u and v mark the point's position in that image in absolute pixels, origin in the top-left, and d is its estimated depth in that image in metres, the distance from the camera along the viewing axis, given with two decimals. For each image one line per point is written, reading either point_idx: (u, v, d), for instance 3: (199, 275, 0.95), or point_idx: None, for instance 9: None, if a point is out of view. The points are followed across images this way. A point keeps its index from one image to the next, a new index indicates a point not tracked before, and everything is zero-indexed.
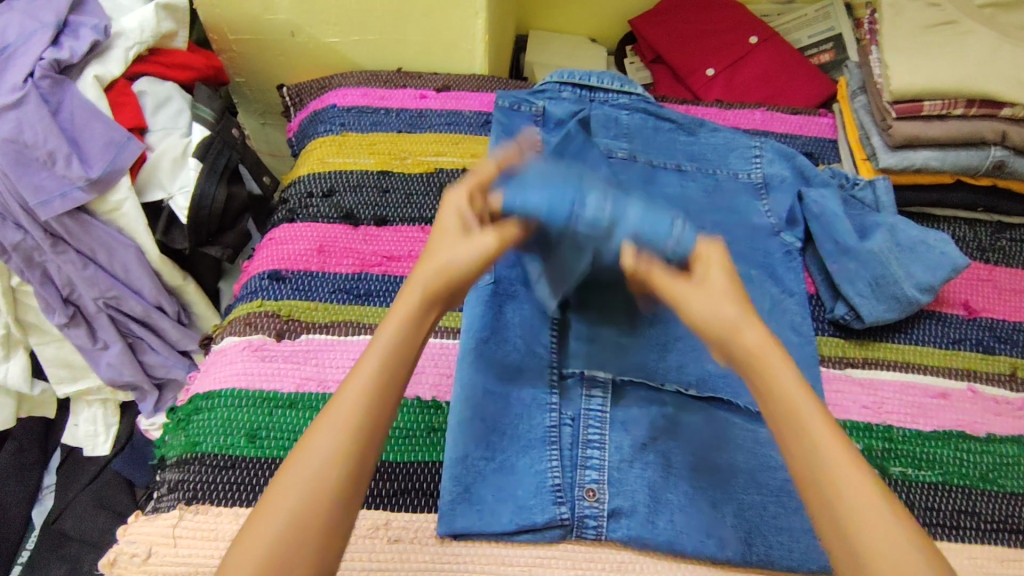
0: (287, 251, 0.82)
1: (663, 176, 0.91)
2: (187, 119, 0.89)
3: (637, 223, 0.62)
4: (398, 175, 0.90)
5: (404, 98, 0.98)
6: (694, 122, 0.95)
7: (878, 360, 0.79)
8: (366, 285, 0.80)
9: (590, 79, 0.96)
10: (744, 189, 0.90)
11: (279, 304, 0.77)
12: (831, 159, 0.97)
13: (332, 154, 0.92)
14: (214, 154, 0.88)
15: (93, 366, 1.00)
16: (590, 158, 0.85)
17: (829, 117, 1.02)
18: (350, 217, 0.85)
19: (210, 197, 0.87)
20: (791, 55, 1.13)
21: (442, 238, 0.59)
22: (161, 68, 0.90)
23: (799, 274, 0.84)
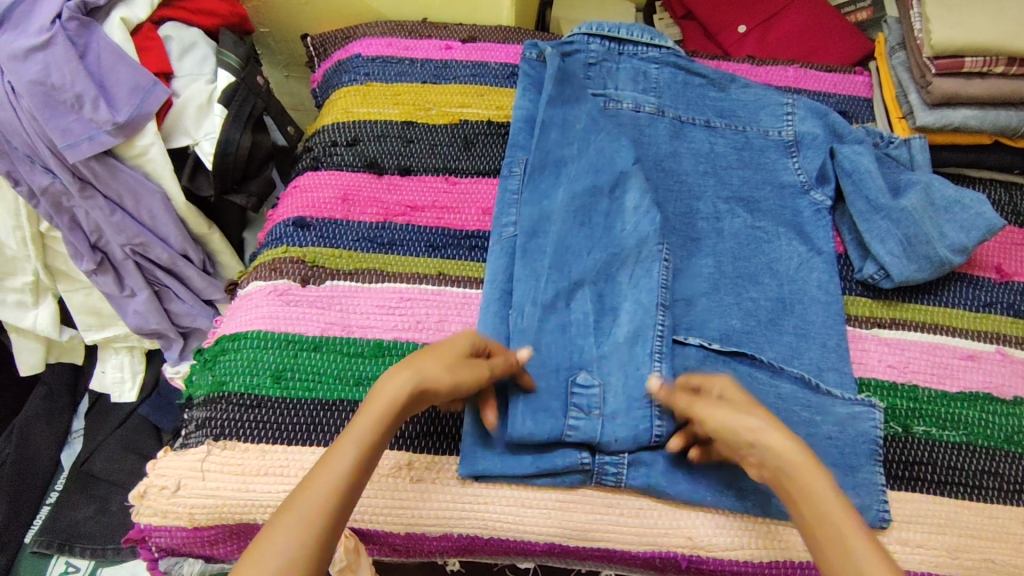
0: (312, 199, 0.82)
1: (690, 133, 0.90)
2: (212, 66, 0.88)
3: (623, 380, 0.69)
4: (422, 126, 0.89)
5: (430, 49, 0.97)
6: (725, 79, 0.93)
7: (906, 321, 0.77)
8: (390, 234, 0.80)
9: (619, 31, 0.94)
10: (774, 147, 0.89)
11: (304, 250, 0.78)
12: (865, 118, 0.95)
13: (357, 104, 0.91)
14: (239, 100, 0.87)
15: (121, 313, 1.02)
16: (581, 133, 0.83)
17: (865, 75, 0.99)
18: (374, 165, 0.85)
19: (235, 143, 0.85)
20: (827, 12, 1.10)
21: (436, 355, 0.61)
22: (186, 13, 0.90)
23: (828, 232, 0.82)
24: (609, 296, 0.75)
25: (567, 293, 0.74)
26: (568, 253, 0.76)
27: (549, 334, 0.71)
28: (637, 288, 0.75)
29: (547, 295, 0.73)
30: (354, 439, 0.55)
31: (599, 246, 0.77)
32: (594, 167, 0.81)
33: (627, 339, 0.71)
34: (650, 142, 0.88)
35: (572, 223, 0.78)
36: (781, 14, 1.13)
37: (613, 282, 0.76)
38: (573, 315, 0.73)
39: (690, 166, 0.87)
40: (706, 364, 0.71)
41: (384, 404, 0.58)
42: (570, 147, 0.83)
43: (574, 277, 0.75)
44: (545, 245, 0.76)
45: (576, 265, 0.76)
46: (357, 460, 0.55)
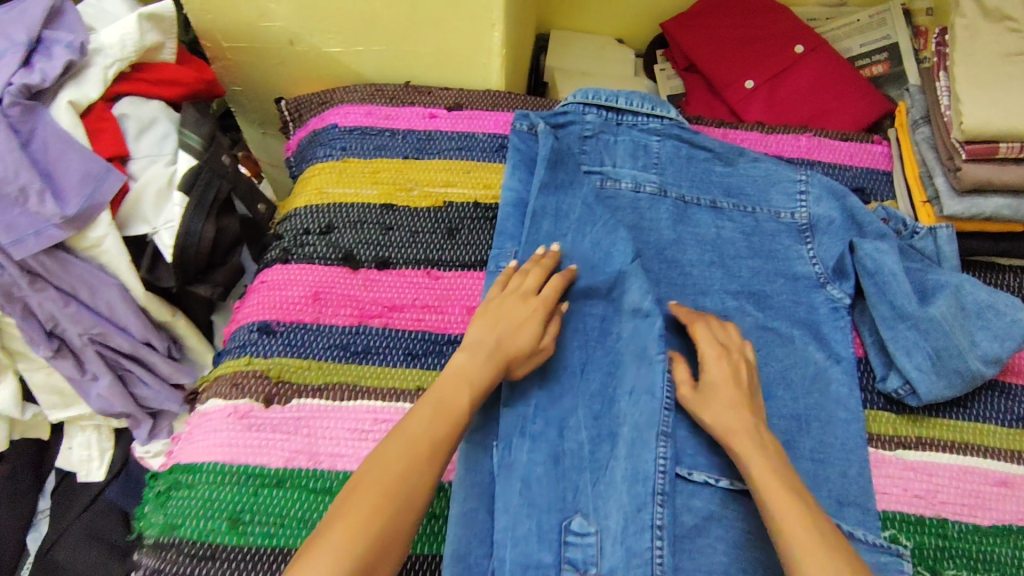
0: (280, 298, 0.75)
1: (695, 216, 0.83)
2: (172, 144, 0.81)
3: (620, 531, 0.64)
4: (402, 210, 0.82)
5: (412, 118, 0.90)
6: (732, 151, 0.85)
7: (932, 440, 0.70)
8: (365, 340, 0.73)
9: (617, 100, 0.86)
10: (786, 231, 0.82)
11: (268, 362, 0.70)
12: (885, 194, 0.88)
13: (332, 184, 0.84)
14: (202, 185, 0.79)
15: (83, 396, 0.94)
16: (569, 226, 0.78)
17: (884, 145, 0.91)
18: (349, 258, 0.77)
19: (197, 235, 0.77)
20: (841, 68, 1.02)
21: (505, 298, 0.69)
22: (144, 85, 0.82)
23: (847, 335, 0.75)
24: (606, 419, 0.70)
25: (558, 419, 0.70)
26: (558, 366, 0.72)
27: (540, 470, 0.67)
28: (638, 410, 0.68)
29: (536, 424, 0.69)
30: (399, 460, 0.55)
31: (596, 359, 0.73)
32: (587, 261, 0.77)
33: (626, 478, 0.66)
34: (651, 228, 0.81)
35: (563, 329, 0.74)
36: (792, 69, 1.05)
37: (613, 402, 0.70)
38: (567, 443, 0.69)
39: (694, 256, 0.80)
40: (713, 502, 0.65)
41: (428, 426, 0.58)
42: (562, 240, 0.77)
43: (564, 399, 0.71)
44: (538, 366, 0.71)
45: (566, 380, 0.72)
46: (404, 483, 0.54)
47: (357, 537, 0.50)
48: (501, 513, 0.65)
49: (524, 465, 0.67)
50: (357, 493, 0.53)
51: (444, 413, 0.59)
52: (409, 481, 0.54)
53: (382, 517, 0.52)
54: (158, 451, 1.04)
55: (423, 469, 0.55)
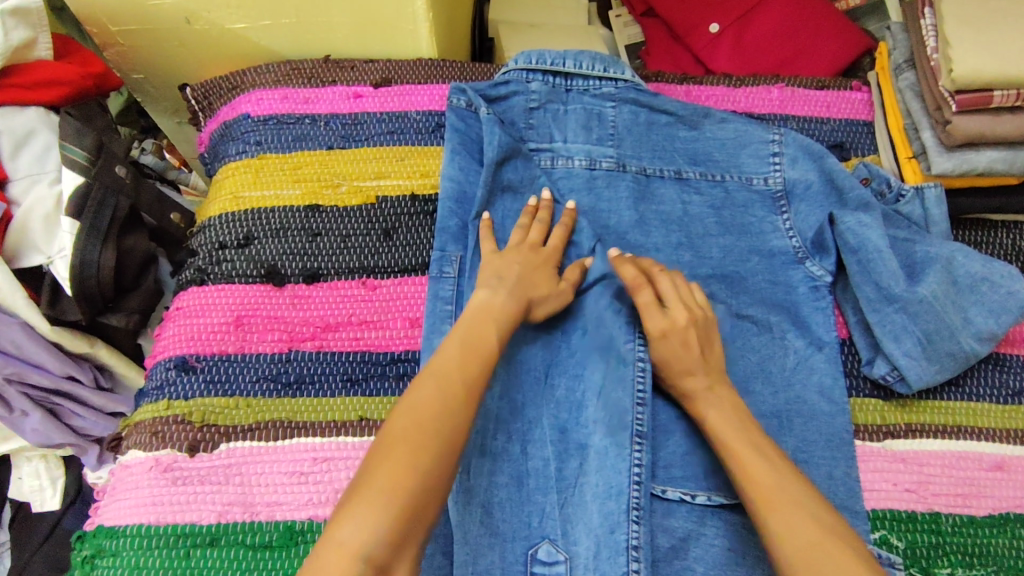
0: (196, 327, 0.66)
1: (659, 191, 0.74)
2: (56, 159, 0.71)
3: (592, 556, 0.58)
4: (330, 211, 0.73)
5: (335, 99, 0.79)
6: (696, 114, 0.76)
7: (923, 426, 0.65)
8: (298, 367, 0.65)
9: (564, 64, 0.76)
10: (760, 201, 0.74)
11: (190, 405, 0.63)
12: (867, 147, 0.79)
13: (248, 186, 0.74)
14: (96, 206, 0.69)
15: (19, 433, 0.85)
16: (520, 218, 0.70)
17: (864, 90, 0.82)
18: (274, 274, 0.69)
19: (95, 264, 0.68)
20: (811, 5, 0.94)
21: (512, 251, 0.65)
22: (20, 90, 0.71)
23: (829, 316, 0.68)
24: (574, 429, 0.62)
25: (521, 433, 0.62)
26: (521, 371, 0.64)
27: (502, 492, 0.60)
28: (605, 412, 0.62)
29: (497, 441, 0.62)
30: (436, 399, 0.50)
31: (561, 362, 0.65)
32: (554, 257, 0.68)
33: (597, 495, 0.59)
34: (611, 210, 0.73)
35: (526, 327, 0.66)
36: (759, 8, 0.96)
37: (582, 407, 0.63)
38: (531, 462, 0.61)
39: (660, 239, 0.72)
40: (691, 520, 0.60)
41: (460, 366, 0.53)
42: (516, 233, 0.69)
43: (529, 411, 0.63)
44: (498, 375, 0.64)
45: (528, 388, 0.64)
46: (439, 418, 0.49)
47: (406, 481, 0.45)
48: (459, 547, 0.58)
49: (484, 489, 0.60)
50: (396, 436, 0.48)
51: (476, 354, 0.54)
52: (447, 421, 0.49)
53: (436, 445, 0.48)
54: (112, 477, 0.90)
55: (461, 407, 0.50)
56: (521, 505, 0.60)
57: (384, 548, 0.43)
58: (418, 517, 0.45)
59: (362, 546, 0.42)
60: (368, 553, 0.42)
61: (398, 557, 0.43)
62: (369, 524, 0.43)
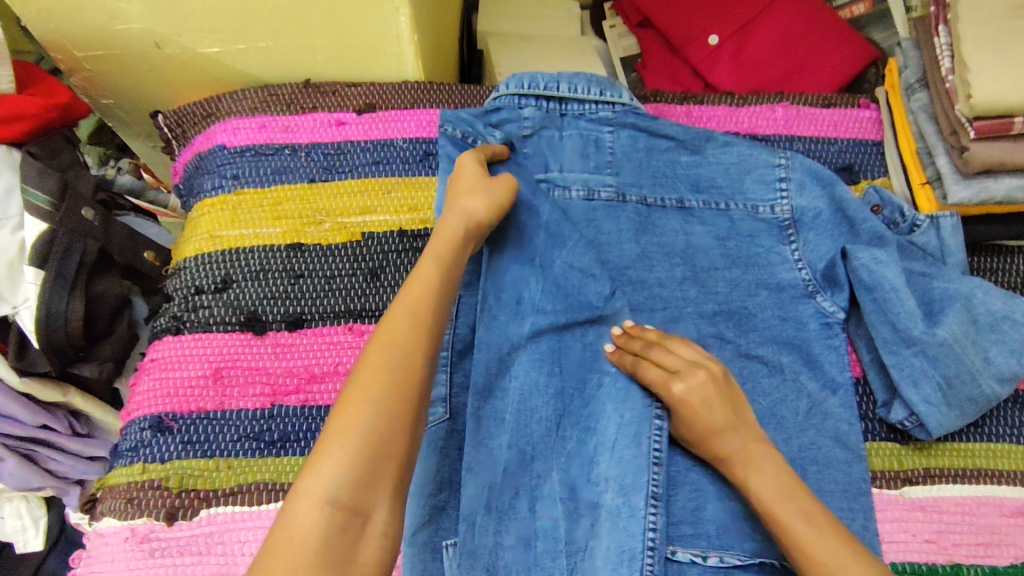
0: (172, 381, 0.62)
1: (661, 221, 0.70)
2: (19, 203, 0.65)
3: None
4: (313, 250, 0.69)
5: (315, 128, 0.75)
6: (698, 138, 0.72)
7: (942, 471, 0.63)
8: (282, 424, 0.61)
9: (558, 88, 0.71)
10: (767, 230, 0.70)
11: (167, 470, 0.59)
12: (876, 171, 0.76)
13: (224, 224, 0.69)
14: (61, 252, 0.65)
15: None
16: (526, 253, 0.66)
17: (872, 109, 0.79)
18: (254, 321, 0.65)
19: (62, 315, 0.64)
20: (814, 14, 0.90)
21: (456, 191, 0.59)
22: None
23: (842, 355, 0.65)
24: (586, 485, 0.59)
25: (529, 489, 0.59)
26: (522, 423, 0.61)
27: (509, 555, 0.57)
28: (619, 468, 0.58)
29: (505, 497, 0.58)
30: (395, 335, 0.47)
31: (573, 412, 0.61)
32: (562, 290, 0.64)
33: (608, 560, 0.55)
34: (611, 243, 0.69)
35: (537, 376, 0.62)
36: (761, 18, 0.92)
37: (594, 461, 0.59)
38: (540, 521, 0.58)
39: (663, 274, 0.68)
40: None
41: (419, 301, 0.50)
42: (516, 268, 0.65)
43: (537, 464, 0.59)
44: (505, 429, 0.60)
45: (539, 439, 0.60)
46: (404, 352, 0.47)
47: (366, 423, 0.43)
48: None
49: (490, 550, 0.57)
50: (355, 377, 0.45)
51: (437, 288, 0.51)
52: (408, 356, 0.46)
53: (400, 378, 0.45)
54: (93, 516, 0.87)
55: (421, 344, 0.47)
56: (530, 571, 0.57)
57: (351, 489, 0.41)
58: (386, 457, 0.43)
59: (327, 490, 0.40)
60: (335, 496, 0.40)
61: (372, 498, 0.41)
62: (330, 469, 0.41)
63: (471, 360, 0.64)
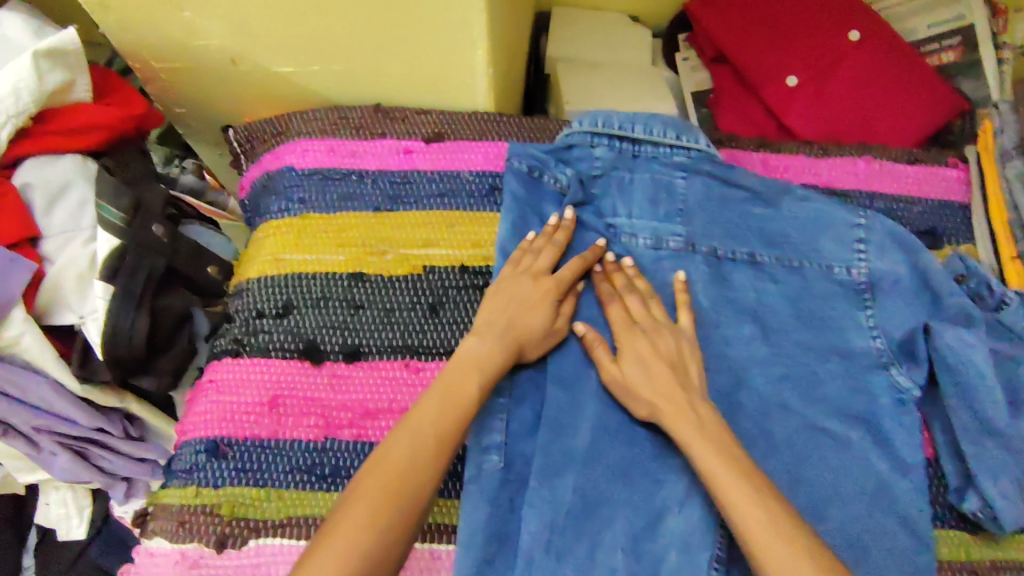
0: (229, 406, 0.62)
1: (731, 275, 0.68)
2: (91, 214, 0.67)
3: None
4: (374, 281, 0.68)
5: (383, 154, 0.74)
6: (774, 190, 0.70)
7: (1011, 564, 0.60)
8: (334, 459, 0.61)
9: (633, 128, 0.71)
10: (841, 292, 0.67)
11: (220, 496, 0.59)
12: (962, 235, 0.72)
13: (289, 248, 0.70)
14: (130, 269, 0.66)
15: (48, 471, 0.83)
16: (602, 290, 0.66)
17: (960, 168, 0.75)
18: (313, 350, 0.65)
19: (127, 332, 0.65)
20: (901, 60, 0.86)
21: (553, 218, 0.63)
22: (59, 137, 0.68)
23: (915, 432, 0.62)
24: (648, 540, 0.57)
25: (591, 535, 0.57)
26: (591, 466, 0.59)
27: None
28: (688, 525, 0.57)
29: (565, 539, 0.57)
30: (401, 458, 0.50)
31: (641, 463, 0.60)
32: None
33: None
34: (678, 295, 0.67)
35: (604, 428, 0.61)
36: (844, 60, 0.88)
37: (660, 518, 0.58)
38: (598, 570, 0.56)
39: (731, 332, 0.66)
40: None
41: (432, 403, 0.54)
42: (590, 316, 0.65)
43: (601, 510, 0.58)
44: (567, 478, 0.59)
45: (605, 486, 0.59)
46: (415, 464, 0.50)
47: (361, 526, 0.46)
48: None
49: None
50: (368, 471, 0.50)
51: (458, 394, 0.55)
52: (417, 468, 0.50)
53: (398, 494, 0.49)
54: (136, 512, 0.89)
55: (424, 466, 0.50)
56: None
57: None
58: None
59: None
60: None
61: None
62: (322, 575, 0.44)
63: (528, 408, 0.62)
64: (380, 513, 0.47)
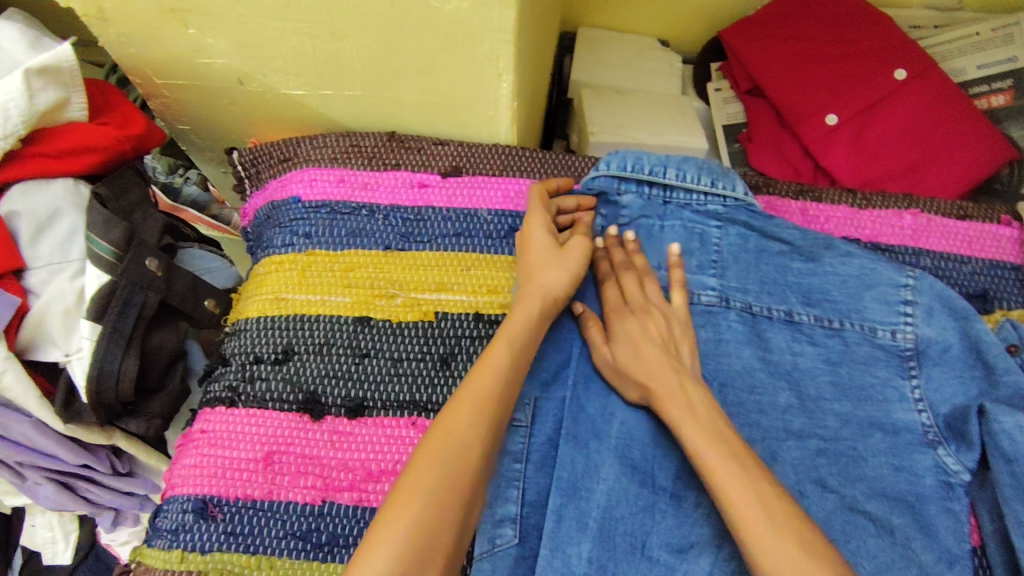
0: (220, 462, 0.58)
1: (767, 337, 0.63)
2: (80, 245, 0.63)
3: None
4: (381, 327, 0.64)
5: (396, 188, 0.70)
6: (816, 244, 0.65)
7: None
8: (331, 525, 0.56)
9: (665, 173, 0.66)
10: (884, 359, 0.62)
11: (207, 562, 0.55)
12: (1014, 298, 0.67)
13: (291, 287, 0.65)
14: (119, 306, 0.61)
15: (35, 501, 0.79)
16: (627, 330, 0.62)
17: (1014, 227, 0.70)
18: (313, 402, 0.60)
19: (114, 375, 0.60)
20: (951, 102, 0.81)
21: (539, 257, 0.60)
22: (48, 160, 0.64)
23: (960, 518, 0.57)
24: None
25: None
26: (613, 541, 0.54)
27: None
28: None
29: None
30: (452, 427, 0.48)
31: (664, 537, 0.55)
32: None
33: None
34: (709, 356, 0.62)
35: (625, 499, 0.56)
36: (889, 100, 0.83)
37: None
38: None
39: (765, 399, 0.61)
40: None
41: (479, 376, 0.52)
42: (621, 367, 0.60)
43: None
44: (578, 551, 0.54)
45: (622, 556, 0.54)
46: (465, 431, 0.48)
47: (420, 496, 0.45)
48: None
49: None
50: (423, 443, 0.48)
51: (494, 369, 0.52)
52: (467, 433, 0.48)
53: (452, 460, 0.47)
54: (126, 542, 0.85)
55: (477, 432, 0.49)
56: None
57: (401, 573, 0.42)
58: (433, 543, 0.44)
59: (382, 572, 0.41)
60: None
61: None
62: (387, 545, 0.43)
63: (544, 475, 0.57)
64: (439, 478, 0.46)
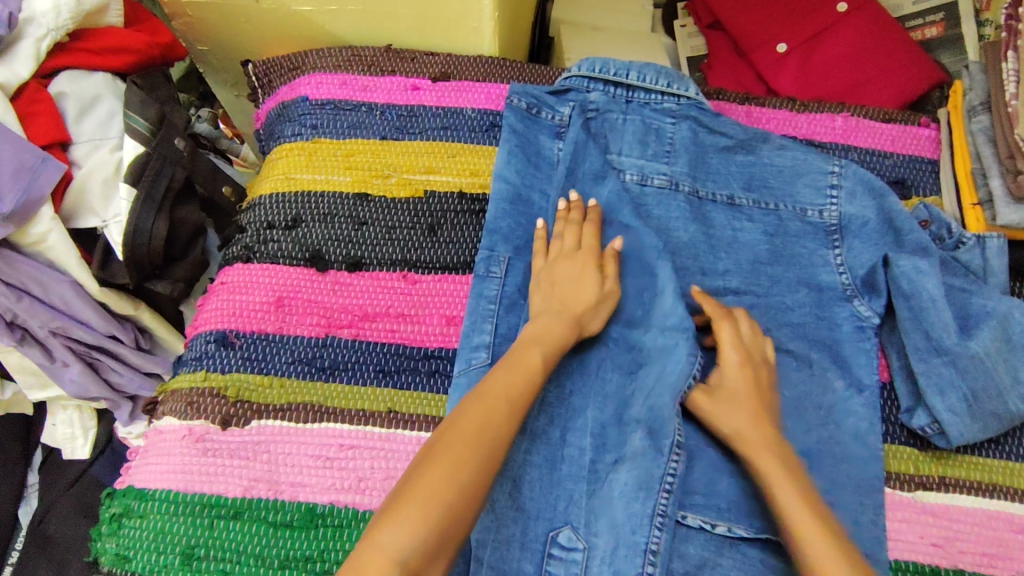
0: (239, 303, 0.68)
1: (711, 215, 0.73)
2: (119, 126, 0.74)
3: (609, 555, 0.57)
4: (378, 201, 0.73)
5: (393, 90, 0.79)
6: (755, 138, 0.75)
7: (957, 480, 0.64)
8: (334, 353, 0.66)
9: (627, 75, 0.76)
10: (811, 231, 0.72)
11: (226, 380, 0.65)
12: (928, 187, 0.77)
13: (299, 168, 0.75)
14: (152, 175, 0.72)
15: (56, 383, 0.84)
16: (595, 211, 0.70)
17: (933, 128, 0.80)
18: (318, 258, 0.70)
19: (147, 233, 0.70)
20: (886, 31, 0.91)
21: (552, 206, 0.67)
22: (88, 55, 0.74)
23: (872, 359, 0.67)
24: (615, 428, 0.62)
25: (564, 419, 0.62)
26: (572, 362, 0.64)
27: (535, 471, 0.60)
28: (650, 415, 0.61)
29: (540, 422, 0.62)
30: (486, 419, 0.49)
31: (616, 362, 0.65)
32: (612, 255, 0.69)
33: (624, 494, 0.58)
34: (661, 225, 0.71)
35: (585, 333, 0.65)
36: (831, 30, 0.93)
37: (626, 409, 0.62)
38: (567, 449, 0.61)
39: (708, 263, 0.71)
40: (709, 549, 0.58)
41: (509, 372, 0.54)
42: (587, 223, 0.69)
43: (574, 399, 0.63)
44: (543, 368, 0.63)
45: (581, 377, 0.64)
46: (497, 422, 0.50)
47: (444, 480, 0.45)
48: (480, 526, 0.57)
49: (519, 464, 0.60)
50: (453, 427, 0.49)
51: (519, 362, 0.55)
52: (495, 425, 0.49)
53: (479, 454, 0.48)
54: (142, 432, 0.92)
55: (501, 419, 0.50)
56: (554, 503, 0.59)
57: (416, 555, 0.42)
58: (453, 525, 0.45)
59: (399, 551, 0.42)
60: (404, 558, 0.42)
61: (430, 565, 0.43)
62: (409, 525, 0.43)
63: (516, 313, 0.66)
64: (465, 464, 0.47)
